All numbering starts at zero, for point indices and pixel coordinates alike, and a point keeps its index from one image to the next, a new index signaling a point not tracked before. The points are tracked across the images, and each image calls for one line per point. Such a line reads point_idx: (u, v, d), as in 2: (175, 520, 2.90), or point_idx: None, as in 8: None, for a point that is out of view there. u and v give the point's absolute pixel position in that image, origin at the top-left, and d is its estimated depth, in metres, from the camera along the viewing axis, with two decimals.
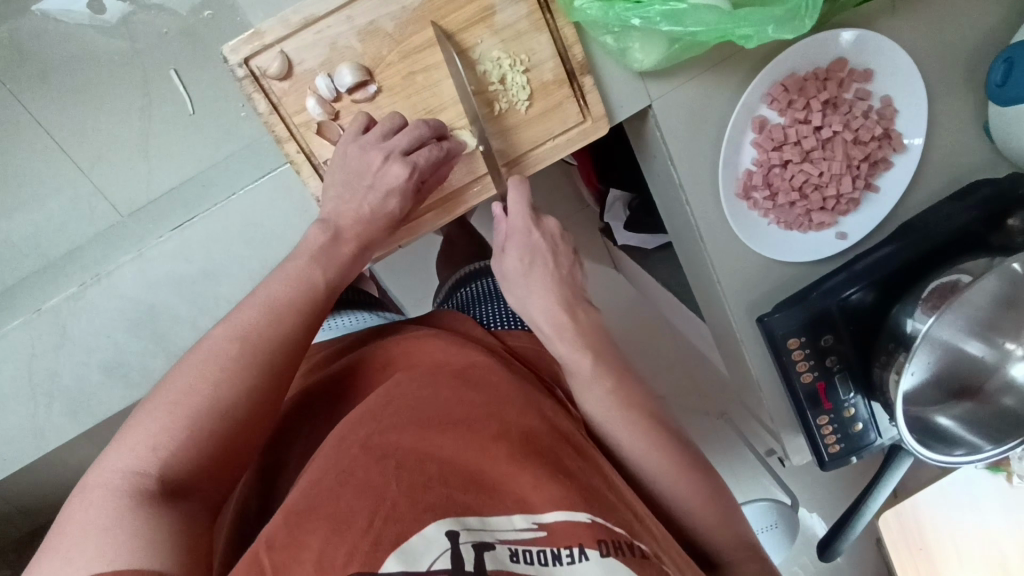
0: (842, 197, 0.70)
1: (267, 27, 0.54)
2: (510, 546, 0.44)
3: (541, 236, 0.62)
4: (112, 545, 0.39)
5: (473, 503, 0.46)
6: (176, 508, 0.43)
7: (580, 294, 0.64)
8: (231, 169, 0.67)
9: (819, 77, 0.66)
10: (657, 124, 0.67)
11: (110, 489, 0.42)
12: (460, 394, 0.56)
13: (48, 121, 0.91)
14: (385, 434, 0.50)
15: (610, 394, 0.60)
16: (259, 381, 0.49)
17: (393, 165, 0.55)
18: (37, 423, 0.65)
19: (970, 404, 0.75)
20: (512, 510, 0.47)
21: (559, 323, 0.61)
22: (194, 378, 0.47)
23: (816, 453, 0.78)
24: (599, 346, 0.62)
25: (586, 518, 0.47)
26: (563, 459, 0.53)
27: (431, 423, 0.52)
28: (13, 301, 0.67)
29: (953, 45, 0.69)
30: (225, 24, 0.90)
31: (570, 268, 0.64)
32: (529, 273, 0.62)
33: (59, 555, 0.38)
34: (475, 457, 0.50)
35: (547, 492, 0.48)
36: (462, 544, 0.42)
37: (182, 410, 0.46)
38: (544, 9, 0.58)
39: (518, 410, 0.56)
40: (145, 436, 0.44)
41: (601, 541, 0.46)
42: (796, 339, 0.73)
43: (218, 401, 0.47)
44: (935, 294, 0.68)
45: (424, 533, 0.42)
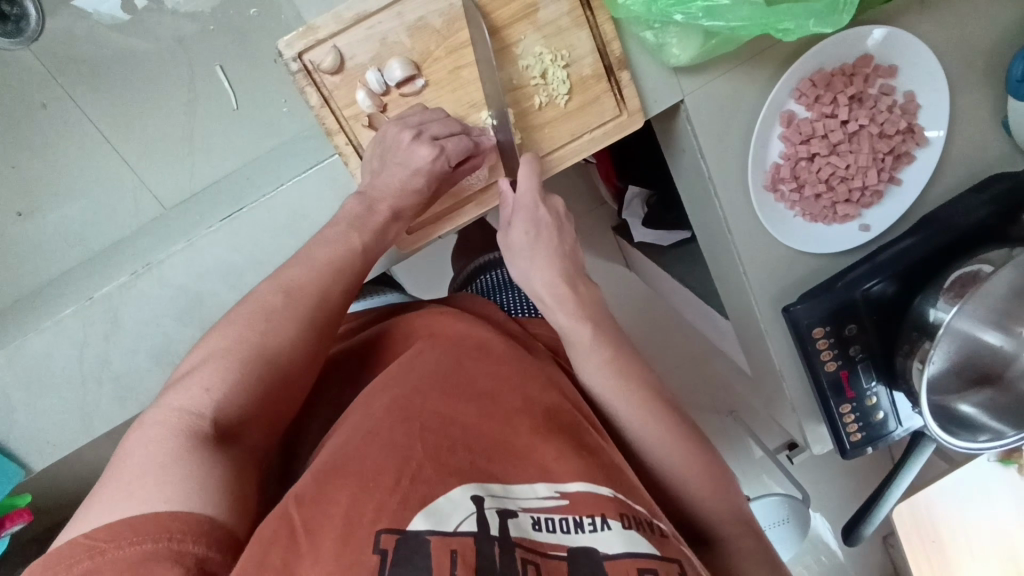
0: (867, 189, 0.72)
1: (321, 22, 0.55)
2: (532, 515, 0.45)
3: (547, 211, 0.62)
4: (173, 482, 0.41)
5: (498, 473, 0.47)
6: (228, 452, 0.45)
7: (581, 270, 0.65)
8: (276, 163, 0.69)
9: (845, 72, 0.68)
10: (689, 119, 0.68)
11: (169, 428, 0.44)
12: (479, 368, 0.58)
13: (93, 115, 0.93)
14: (409, 401, 0.52)
15: (642, 385, 0.61)
16: (300, 335, 0.52)
17: (421, 145, 0.56)
18: (87, 407, 0.67)
19: (992, 391, 0.77)
20: (534, 479, 0.48)
21: (559, 293, 0.62)
22: (244, 326, 0.50)
23: (838, 441, 0.80)
24: (598, 317, 0.63)
25: (608, 492, 0.48)
26: (585, 436, 0.54)
27: (453, 397, 0.53)
28: (65, 291, 0.69)
29: (975, 42, 0.71)
30: (271, 21, 0.92)
31: (572, 243, 0.65)
32: (534, 244, 0.63)
33: (121, 487, 0.40)
34: (499, 429, 0.51)
35: (568, 465, 0.49)
36: (486, 508, 0.43)
37: (232, 355, 0.49)
38: (585, 5, 0.60)
39: (537, 388, 0.58)
40: (203, 381, 0.47)
41: (623, 515, 0.46)
42: (820, 329, 0.75)
43: (270, 356, 0.50)
44: (957, 284, 0.70)
45: (450, 495, 0.43)
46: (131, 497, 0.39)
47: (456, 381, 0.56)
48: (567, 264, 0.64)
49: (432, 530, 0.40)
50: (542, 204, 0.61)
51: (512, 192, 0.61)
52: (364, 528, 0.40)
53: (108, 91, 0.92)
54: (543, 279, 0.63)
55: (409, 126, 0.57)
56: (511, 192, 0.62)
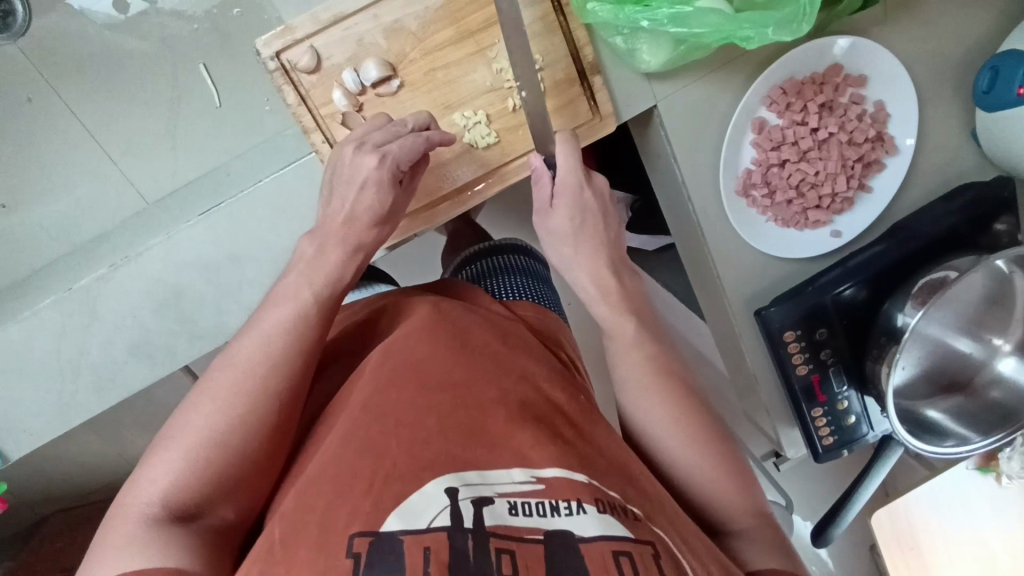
0: (837, 196, 0.73)
1: (298, 23, 0.57)
2: (508, 500, 0.45)
3: (591, 195, 0.63)
4: (162, 535, 0.45)
5: (474, 460, 0.48)
6: (218, 490, 0.49)
7: (625, 261, 0.67)
8: (256, 160, 0.71)
9: (815, 81, 0.69)
10: (662, 124, 0.70)
11: (167, 466, 0.48)
12: (458, 355, 0.58)
13: (81, 111, 0.94)
14: (384, 398, 0.52)
15: (644, 362, 0.62)
16: (299, 369, 0.54)
17: (365, 155, 0.56)
18: (64, 398, 0.68)
19: (960, 398, 0.79)
20: (511, 465, 0.48)
21: (604, 285, 0.64)
22: (244, 364, 0.52)
23: (811, 445, 0.81)
24: (642, 312, 0.64)
25: (583, 479, 0.48)
26: (561, 425, 0.54)
27: (429, 389, 0.53)
28: (46, 282, 0.70)
29: (944, 54, 0.73)
30: (253, 21, 0.93)
31: (615, 229, 0.67)
32: (580, 233, 0.64)
33: (123, 529, 0.45)
34: (475, 416, 0.52)
35: (545, 452, 0.49)
36: (460, 500, 0.44)
37: (233, 394, 0.51)
38: (558, 10, 0.61)
39: (515, 374, 0.57)
40: (199, 416, 0.50)
41: (598, 500, 0.47)
42: (791, 333, 0.76)
43: (258, 380, 0.52)
44: (924, 290, 0.71)
45: (423, 491, 0.44)
46: (126, 545, 0.44)
47: (433, 369, 0.55)
48: (612, 252, 0.65)
49: (405, 530, 0.41)
50: (587, 186, 0.63)
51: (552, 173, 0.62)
52: (340, 532, 0.42)
53: (96, 88, 0.94)
54: (569, 259, 0.64)
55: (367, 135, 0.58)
56: (550, 173, 0.62)
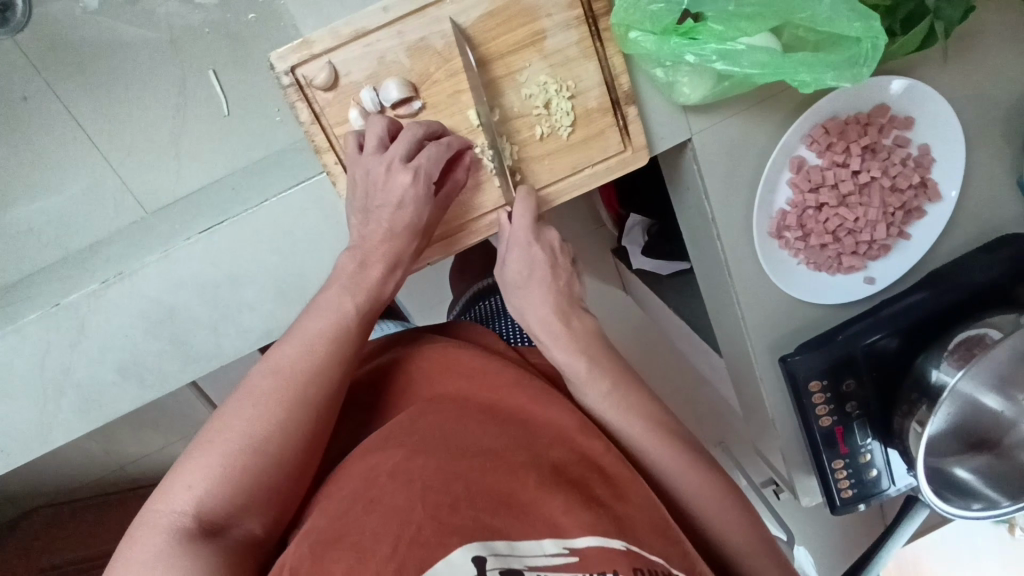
0: (875, 243, 0.69)
1: (317, 37, 0.53)
2: (540, 573, 0.41)
3: (540, 247, 0.59)
4: (196, 549, 0.42)
5: (503, 528, 0.44)
6: (248, 503, 0.46)
7: (576, 302, 0.62)
8: (264, 175, 0.67)
9: (860, 121, 0.65)
10: (695, 158, 0.66)
11: (204, 474, 0.46)
12: (484, 419, 0.54)
13: (81, 111, 0.87)
14: (408, 459, 0.48)
15: (609, 396, 0.58)
16: (337, 382, 0.52)
17: (398, 174, 0.53)
18: (46, 418, 0.64)
19: (988, 457, 0.75)
20: (542, 535, 0.44)
21: (554, 331, 0.59)
22: (282, 371, 0.50)
23: (829, 496, 0.78)
24: (596, 355, 0.59)
25: (620, 545, 0.44)
26: (594, 488, 0.50)
27: (456, 452, 0.49)
28: (32, 294, 0.66)
29: (995, 98, 0.69)
30: (269, 29, 0.87)
31: (568, 277, 0.62)
32: (528, 281, 0.60)
33: (152, 536, 0.43)
34: (503, 481, 0.47)
35: (578, 518, 0.45)
36: (489, 570, 0.40)
37: (268, 402, 0.49)
38: (595, 35, 0.57)
39: (542, 441, 0.53)
40: (240, 421, 0.48)
41: (638, 570, 0.43)
42: (818, 382, 0.72)
43: (302, 388, 0.50)
44: (961, 346, 0.67)
45: (451, 559, 0.40)
46: (156, 554, 0.42)
47: (459, 436, 0.51)
48: (560, 298, 0.61)
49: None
50: (535, 242, 0.59)
51: (509, 226, 0.59)
52: None
53: (94, 83, 0.87)
54: (519, 307, 0.61)
55: (379, 151, 0.54)
56: (508, 226, 0.60)
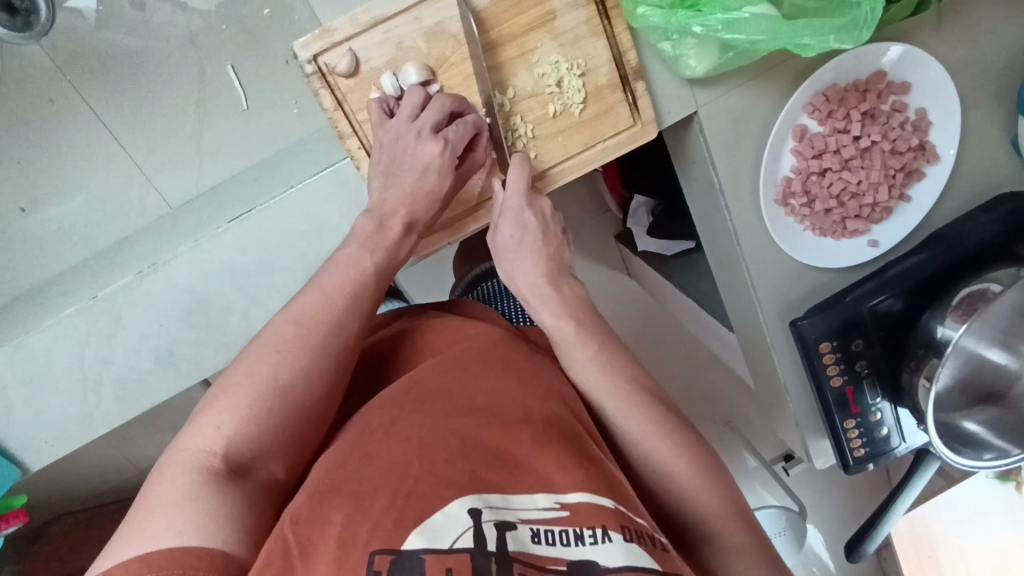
0: (877, 205, 0.72)
1: (337, 25, 0.55)
2: (531, 527, 0.42)
3: (534, 214, 0.61)
4: (224, 487, 0.44)
5: (496, 482, 0.45)
6: (271, 446, 0.48)
7: (565, 269, 0.64)
8: (287, 165, 0.69)
9: (859, 88, 0.68)
10: (702, 130, 0.68)
11: (230, 415, 0.47)
12: (485, 380, 0.56)
13: (104, 111, 0.90)
14: (413, 419, 0.50)
15: (592, 358, 0.59)
16: (353, 335, 0.54)
17: (427, 143, 0.56)
18: (87, 407, 0.66)
19: (997, 410, 0.78)
20: (535, 490, 0.45)
21: (543, 292, 0.62)
22: (300, 323, 0.52)
23: (842, 456, 0.80)
24: (582, 316, 0.62)
25: (609, 503, 0.45)
26: (586, 446, 0.51)
27: (452, 411, 0.51)
28: (68, 290, 0.68)
29: (986, 62, 0.71)
30: (285, 23, 0.89)
31: (558, 244, 0.65)
32: (520, 247, 0.62)
33: (181, 474, 0.44)
34: (499, 438, 0.49)
35: (570, 475, 0.46)
36: (484, 523, 0.41)
37: (290, 348, 0.51)
38: (602, 14, 0.59)
39: (536, 399, 0.55)
40: (264, 364, 0.50)
41: (625, 526, 0.43)
42: (827, 343, 0.75)
43: (323, 339, 0.52)
44: (964, 302, 0.70)
45: (446, 511, 0.41)
46: (185, 490, 0.43)
47: (454, 394, 0.54)
48: (550, 264, 0.63)
49: (426, 548, 0.39)
50: (528, 207, 0.61)
51: (503, 193, 0.61)
52: (360, 547, 0.39)
53: (113, 86, 0.89)
54: (509, 269, 0.63)
55: (410, 119, 0.57)
56: (502, 194, 0.61)
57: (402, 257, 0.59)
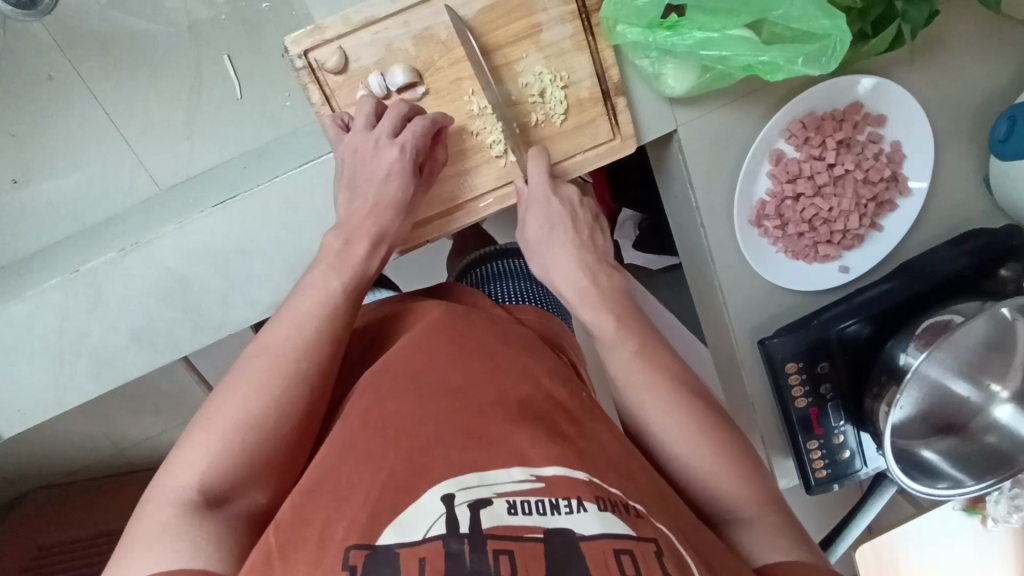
0: (848, 232, 0.74)
1: (329, 24, 0.57)
2: (508, 499, 0.43)
3: (560, 203, 0.63)
4: (198, 521, 0.44)
5: (472, 460, 0.46)
6: (249, 475, 0.48)
7: (605, 261, 0.64)
8: (274, 155, 0.70)
9: (835, 117, 0.70)
10: (681, 148, 0.70)
11: (205, 449, 0.47)
12: (461, 361, 0.56)
13: (103, 92, 0.92)
14: (383, 410, 0.51)
15: (635, 358, 0.57)
16: (327, 351, 0.54)
17: (384, 150, 0.58)
18: (61, 379, 0.67)
19: (954, 440, 0.80)
20: (509, 463, 0.46)
21: (582, 288, 0.61)
22: (272, 352, 0.52)
23: (803, 476, 0.81)
24: (623, 313, 0.60)
25: (583, 476, 0.46)
26: (560, 423, 0.52)
27: (426, 394, 0.52)
28: (51, 263, 0.69)
29: (961, 100, 0.74)
30: (281, 17, 0.91)
31: (592, 232, 0.65)
32: (551, 239, 0.63)
33: (160, 510, 0.44)
34: (472, 415, 0.50)
35: (543, 451, 0.47)
36: (456, 507, 0.42)
37: (257, 379, 0.50)
38: (587, 29, 0.61)
39: (511, 377, 0.56)
40: (230, 399, 0.49)
41: (598, 497, 0.44)
42: (794, 364, 0.76)
43: (295, 364, 0.52)
44: (928, 332, 0.71)
45: (421, 501, 0.43)
46: (162, 529, 0.43)
47: (429, 376, 0.54)
48: (586, 253, 0.63)
49: (399, 542, 0.40)
50: (554, 196, 0.63)
51: (527, 189, 0.63)
52: (337, 545, 0.40)
53: (113, 68, 0.91)
54: (543, 262, 0.64)
55: (366, 128, 0.59)
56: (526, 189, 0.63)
57: (373, 270, 0.59)
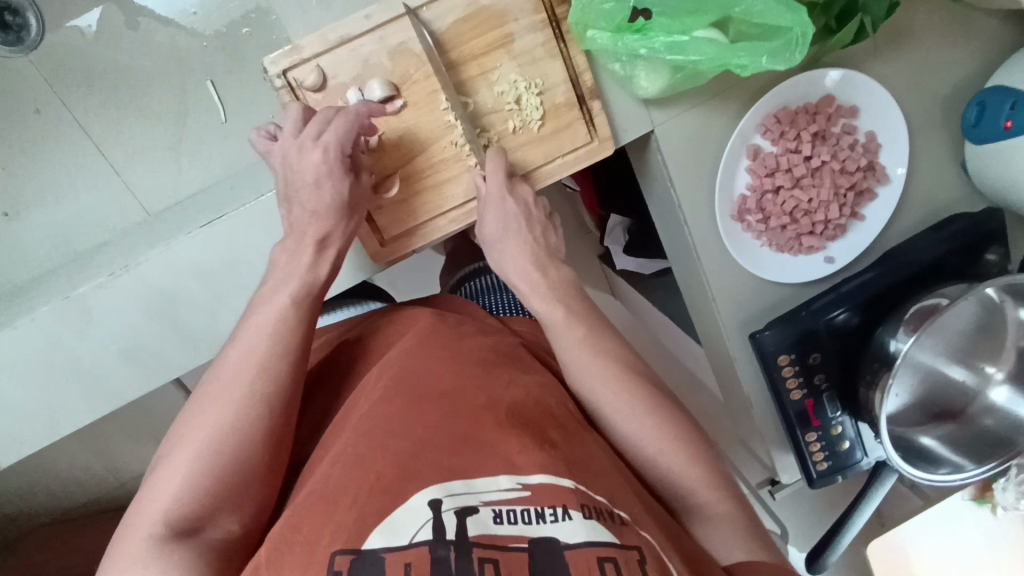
0: (830, 222, 0.74)
1: (306, 43, 0.59)
2: (494, 508, 0.44)
3: (515, 203, 0.64)
4: (171, 551, 0.45)
5: (460, 468, 0.46)
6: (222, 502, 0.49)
7: (553, 255, 0.68)
8: (260, 174, 0.72)
9: (809, 111, 0.71)
10: (658, 148, 0.72)
11: (173, 480, 0.48)
12: (445, 369, 0.57)
13: (90, 122, 0.93)
14: (373, 418, 0.52)
15: (580, 343, 0.62)
16: (286, 373, 0.56)
17: (313, 151, 0.58)
18: (54, 403, 0.68)
19: (953, 425, 0.80)
20: (498, 472, 0.46)
21: (533, 281, 0.65)
22: (230, 378, 0.54)
23: (804, 470, 0.81)
24: (570, 300, 0.65)
25: (570, 483, 0.46)
26: (549, 431, 0.52)
27: (416, 401, 0.53)
28: (42, 290, 0.70)
29: (931, 89, 0.75)
30: (261, 39, 0.94)
31: (543, 230, 0.68)
32: (507, 234, 0.65)
33: (134, 545, 0.45)
34: (464, 424, 0.50)
35: (532, 458, 0.47)
36: (443, 513, 0.42)
37: (218, 406, 0.52)
38: (558, 38, 0.63)
39: (502, 386, 0.56)
40: (216, 404, 0.52)
41: (584, 505, 0.45)
42: (785, 356, 0.77)
43: (252, 386, 0.53)
44: (916, 316, 0.72)
45: (409, 505, 0.43)
46: (138, 561, 0.44)
47: (420, 384, 0.55)
48: (538, 249, 0.67)
49: (386, 547, 0.40)
50: (511, 198, 0.64)
51: (485, 186, 0.64)
52: (323, 549, 0.41)
53: (100, 99, 0.93)
54: (500, 259, 0.67)
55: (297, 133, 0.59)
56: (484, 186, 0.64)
57: (323, 277, 0.61)
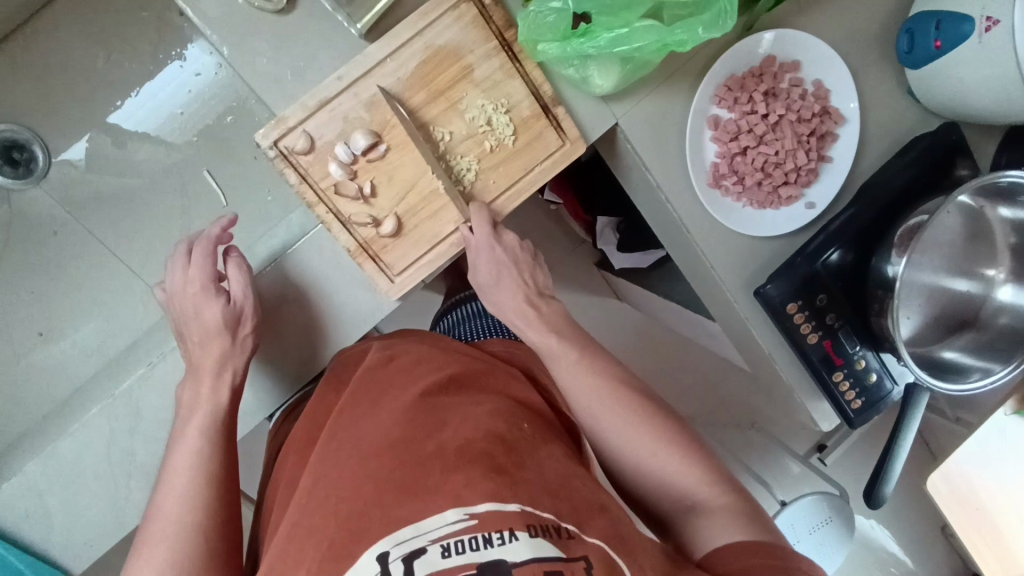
0: (801, 169, 0.79)
1: (290, 113, 0.64)
2: (442, 543, 0.45)
3: (503, 249, 0.71)
4: None
5: (407, 514, 0.47)
6: None
7: (544, 293, 0.77)
8: (269, 245, 0.78)
9: (755, 73, 0.76)
10: (626, 138, 0.77)
11: None
12: (398, 417, 0.58)
13: (105, 236, 1.01)
14: (334, 482, 0.54)
15: (575, 363, 0.69)
16: (209, 496, 0.63)
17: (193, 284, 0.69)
18: (117, 502, 0.70)
19: (972, 334, 0.82)
20: (443, 507, 0.47)
21: (528, 316, 0.73)
22: (165, 514, 0.61)
23: (842, 412, 0.83)
24: (563, 329, 0.73)
25: (515, 507, 0.47)
26: (498, 457, 0.53)
27: (368, 456, 0.55)
28: (90, 395, 0.74)
29: (860, 30, 0.81)
30: (244, 121, 1.01)
31: (530, 271, 0.77)
32: (500, 279, 0.74)
33: None
34: (415, 470, 0.52)
35: (477, 488, 0.48)
36: (391, 562, 0.44)
37: (159, 545, 0.59)
38: (513, 58, 0.68)
39: (452, 425, 0.57)
40: (156, 547, 0.59)
41: (530, 525, 0.46)
42: (793, 303, 0.80)
43: (187, 518, 0.61)
44: (904, 238, 0.75)
45: (358, 564, 0.45)
46: None
47: (375, 438, 0.57)
48: (528, 290, 0.75)
49: None
50: (499, 245, 0.71)
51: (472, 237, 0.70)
52: None
53: (111, 214, 1.01)
54: (495, 298, 0.75)
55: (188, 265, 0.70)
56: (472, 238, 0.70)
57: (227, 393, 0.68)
